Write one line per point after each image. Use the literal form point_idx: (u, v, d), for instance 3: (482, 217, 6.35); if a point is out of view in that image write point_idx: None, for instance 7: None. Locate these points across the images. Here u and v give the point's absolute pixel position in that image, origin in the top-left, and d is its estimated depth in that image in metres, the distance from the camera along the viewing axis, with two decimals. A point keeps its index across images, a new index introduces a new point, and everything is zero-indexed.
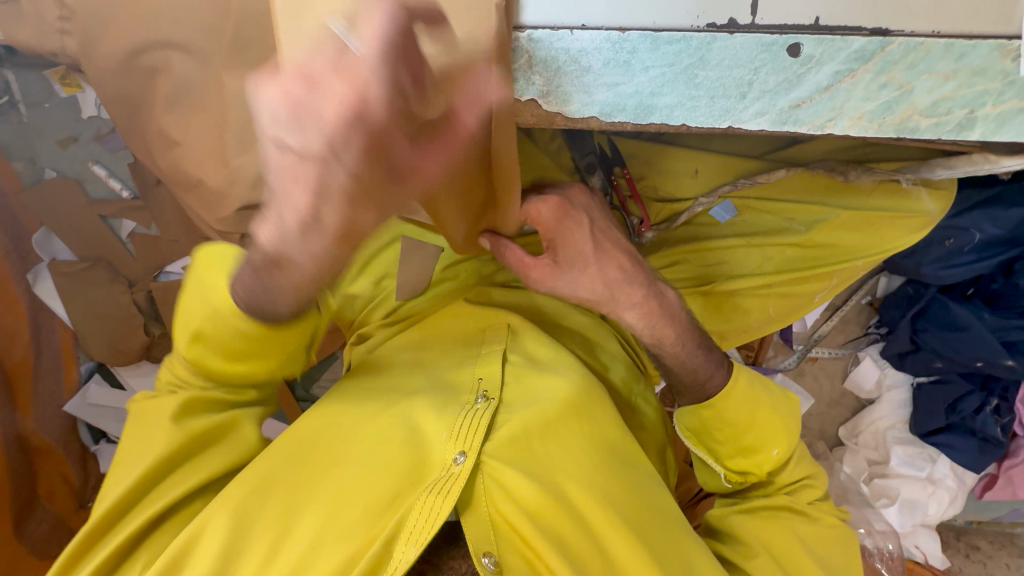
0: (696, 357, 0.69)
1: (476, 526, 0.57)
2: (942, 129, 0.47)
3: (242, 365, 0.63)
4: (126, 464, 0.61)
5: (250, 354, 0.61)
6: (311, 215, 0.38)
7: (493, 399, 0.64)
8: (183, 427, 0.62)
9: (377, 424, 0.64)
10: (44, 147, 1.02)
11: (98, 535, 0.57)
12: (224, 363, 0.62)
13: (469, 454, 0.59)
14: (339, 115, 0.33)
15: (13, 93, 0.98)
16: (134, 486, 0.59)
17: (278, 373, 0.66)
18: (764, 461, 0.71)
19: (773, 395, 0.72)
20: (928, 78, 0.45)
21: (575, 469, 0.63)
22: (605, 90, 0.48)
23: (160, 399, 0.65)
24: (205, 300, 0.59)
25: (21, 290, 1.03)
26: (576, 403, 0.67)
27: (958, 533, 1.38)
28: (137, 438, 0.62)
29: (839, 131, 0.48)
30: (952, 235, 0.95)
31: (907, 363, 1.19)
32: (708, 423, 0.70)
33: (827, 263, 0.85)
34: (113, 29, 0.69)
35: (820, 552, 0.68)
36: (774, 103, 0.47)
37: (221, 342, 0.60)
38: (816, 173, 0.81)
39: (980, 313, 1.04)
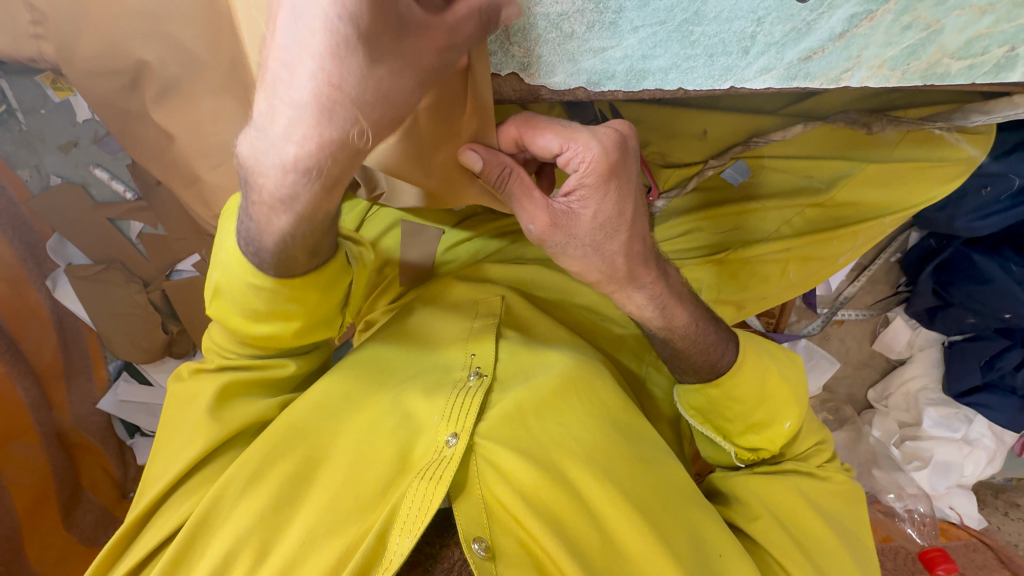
0: (708, 334, 0.65)
1: (468, 511, 0.57)
2: (976, 72, 0.42)
3: (261, 327, 0.59)
4: (160, 464, 0.64)
5: (273, 312, 0.57)
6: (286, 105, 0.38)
7: (485, 376, 0.65)
8: (222, 421, 0.63)
9: (369, 413, 0.64)
10: (46, 154, 1.02)
11: (142, 522, 0.63)
12: (246, 323, 0.59)
13: (461, 436, 0.59)
14: None
15: (9, 102, 0.95)
16: (165, 489, 0.62)
17: (308, 336, 0.62)
18: (776, 434, 0.67)
19: (781, 363, 0.69)
20: (961, 14, 0.39)
21: (574, 446, 0.61)
22: (591, 57, 0.44)
23: (200, 382, 0.66)
24: (220, 252, 0.57)
25: (42, 295, 1.06)
26: (573, 379, 0.65)
27: (996, 491, 1.33)
28: (174, 427, 0.65)
29: (856, 83, 0.43)
30: (989, 183, 0.87)
31: (937, 320, 1.14)
32: (717, 400, 0.67)
33: (849, 223, 0.80)
34: (83, 25, 0.66)
35: (834, 513, 0.67)
36: (781, 56, 0.42)
37: (239, 299, 0.56)
38: (836, 126, 0.75)
39: (1007, 264, 0.96)
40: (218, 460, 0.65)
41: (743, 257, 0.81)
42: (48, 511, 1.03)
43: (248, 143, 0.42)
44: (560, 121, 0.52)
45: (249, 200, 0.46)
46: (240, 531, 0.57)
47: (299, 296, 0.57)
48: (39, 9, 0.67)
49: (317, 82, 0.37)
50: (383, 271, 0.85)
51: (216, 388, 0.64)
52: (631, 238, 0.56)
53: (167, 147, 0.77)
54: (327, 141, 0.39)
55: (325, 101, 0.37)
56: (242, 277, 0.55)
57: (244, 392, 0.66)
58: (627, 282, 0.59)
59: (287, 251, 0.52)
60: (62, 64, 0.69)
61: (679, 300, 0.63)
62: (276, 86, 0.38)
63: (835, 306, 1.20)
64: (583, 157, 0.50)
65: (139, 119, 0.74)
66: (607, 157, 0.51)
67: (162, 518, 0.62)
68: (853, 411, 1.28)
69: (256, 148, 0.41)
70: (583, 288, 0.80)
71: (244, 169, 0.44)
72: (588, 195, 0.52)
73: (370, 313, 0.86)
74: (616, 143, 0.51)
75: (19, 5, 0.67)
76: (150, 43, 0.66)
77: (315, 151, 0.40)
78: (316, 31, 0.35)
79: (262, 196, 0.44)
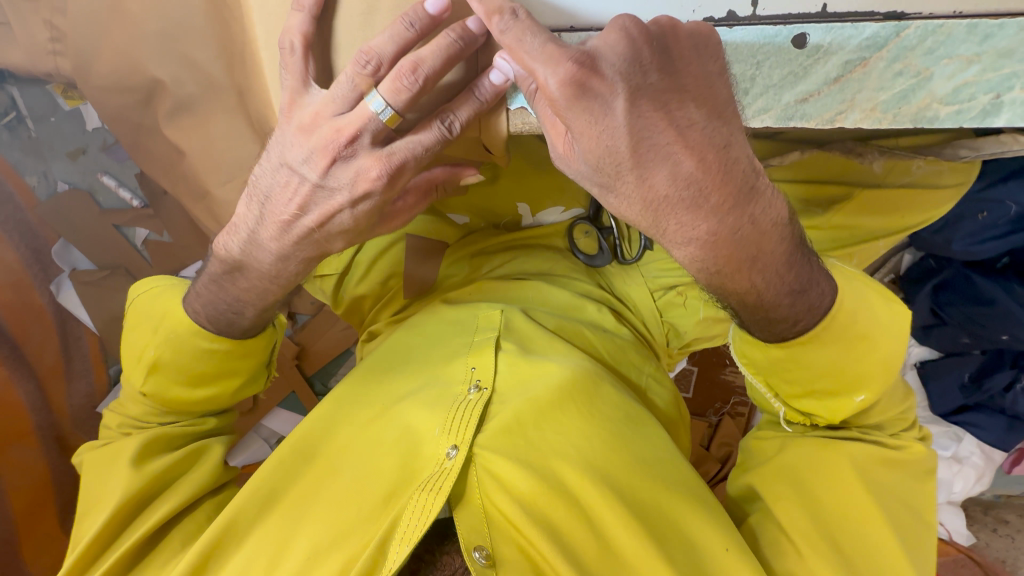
0: (784, 288, 0.53)
1: (468, 521, 0.59)
2: (963, 117, 0.44)
3: (206, 390, 0.68)
4: (89, 517, 0.62)
5: (217, 375, 0.67)
6: (276, 229, 0.57)
7: (485, 389, 0.66)
8: (140, 470, 0.64)
9: (371, 431, 0.66)
10: (55, 162, 1.04)
11: (82, 567, 0.60)
12: (187, 390, 0.67)
13: (461, 448, 0.60)
14: (325, 166, 0.53)
15: (19, 109, 1.00)
16: (97, 536, 0.60)
17: (238, 396, 0.71)
18: (843, 406, 0.60)
19: (874, 321, 0.58)
20: (949, 63, 0.42)
21: (574, 454, 0.63)
22: None
23: (121, 443, 0.68)
24: (158, 328, 0.66)
25: (45, 299, 1.05)
26: (574, 387, 0.67)
27: (985, 507, 1.35)
28: (103, 478, 0.65)
29: (850, 125, 0.45)
30: (986, 208, 0.87)
31: (932, 337, 1.15)
32: (777, 362, 0.59)
33: (851, 244, 0.80)
34: (102, 43, 0.68)
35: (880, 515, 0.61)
36: (779, 98, 0.44)
37: (182, 367, 0.66)
38: (832, 155, 0.77)
39: (1010, 285, 0.96)
40: (152, 502, 0.64)
41: None
42: (47, 516, 0.99)
43: (269, 238, 0.58)
44: (532, 30, 0.41)
45: (243, 280, 0.62)
46: (262, 535, 0.61)
47: (244, 353, 0.67)
48: (59, 27, 0.68)
49: (306, 210, 0.56)
50: (388, 282, 0.89)
51: (139, 442, 0.66)
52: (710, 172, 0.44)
53: (178, 162, 0.79)
54: (298, 248, 0.59)
55: (300, 232, 0.57)
56: (198, 342, 0.65)
57: (167, 447, 0.69)
58: None
59: (263, 316, 0.66)
60: (79, 80, 0.71)
61: (746, 265, 0.49)
62: (358, 203, 0.55)
63: None
64: (547, 86, 0.41)
65: (152, 135, 0.76)
66: (573, 89, 0.41)
67: (108, 557, 0.60)
68: None
69: (278, 242, 0.58)
70: (585, 304, 0.83)
71: (251, 256, 0.60)
72: (653, 158, 0.43)
73: (373, 323, 0.92)
74: (591, 74, 0.41)
75: (38, 22, 0.69)
76: (164, 63, 0.68)
77: (283, 259, 0.60)
78: (311, 182, 0.54)
79: (266, 273, 0.61)
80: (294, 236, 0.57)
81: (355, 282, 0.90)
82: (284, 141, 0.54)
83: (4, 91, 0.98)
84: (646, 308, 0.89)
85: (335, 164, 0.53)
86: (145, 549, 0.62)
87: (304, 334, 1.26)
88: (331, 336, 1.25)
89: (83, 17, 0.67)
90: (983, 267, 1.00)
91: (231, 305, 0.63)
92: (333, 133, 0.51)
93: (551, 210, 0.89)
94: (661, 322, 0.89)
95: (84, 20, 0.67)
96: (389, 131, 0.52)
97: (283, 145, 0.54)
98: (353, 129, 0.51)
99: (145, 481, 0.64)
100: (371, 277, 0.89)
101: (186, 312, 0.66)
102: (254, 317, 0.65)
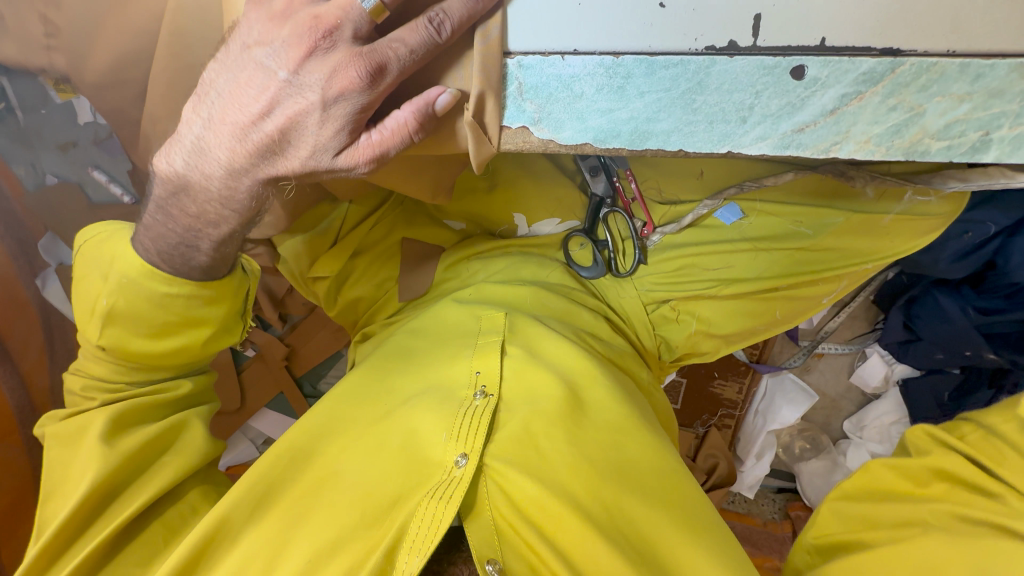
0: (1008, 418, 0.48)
1: (478, 534, 0.60)
2: (954, 152, 0.45)
3: (169, 340, 0.66)
4: (59, 499, 0.61)
5: (182, 325, 0.66)
6: (229, 138, 0.53)
7: (491, 395, 0.67)
8: (113, 448, 0.63)
9: (376, 433, 0.68)
10: (44, 153, 1.00)
11: (49, 555, 0.59)
12: (150, 340, 0.66)
13: (471, 456, 0.62)
14: (290, 59, 0.47)
15: (9, 99, 0.93)
16: (66, 522, 0.59)
17: (212, 346, 0.70)
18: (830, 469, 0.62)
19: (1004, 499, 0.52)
20: (941, 100, 0.43)
21: (586, 466, 0.63)
22: (599, 116, 0.45)
23: (89, 416, 0.66)
24: (111, 277, 0.63)
25: (31, 293, 1.05)
26: (570, 400, 0.68)
27: None
28: (74, 460, 0.63)
29: (844, 155, 0.45)
30: (970, 229, 0.86)
31: (909, 355, 1.13)
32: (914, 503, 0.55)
33: (835, 267, 0.82)
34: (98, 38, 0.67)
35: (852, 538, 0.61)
36: (776, 127, 0.44)
37: (142, 317, 0.64)
38: (824, 176, 0.76)
39: (966, 306, 0.98)
40: (129, 486, 0.63)
41: (729, 296, 0.86)
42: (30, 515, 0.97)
43: (223, 148, 0.54)
44: None
45: (195, 194, 0.58)
46: (264, 533, 0.61)
47: (215, 300, 0.67)
48: (53, 21, 0.67)
49: (263, 115, 0.50)
50: (383, 286, 0.92)
51: (105, 419, 0.65)
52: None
53: None
54: (252, 164, 0.54)
55: (254, 141, 0.52)
56: (159, 288, 0.63)
57: (140, 419, 0.68)
58: None
59: (221, 250, 0.62)
60: (73, 74, 0.70)
61: None
62: (331, 106, 0.47)
63: (816, 339, 1.19)
64: None
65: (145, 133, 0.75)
66: None
67: (90, 538, 0.59)
68: (828, 441, 1.33)
69: (231, 152, 0.53)
70: (582, 311, 0.84)
71: (201, 167, 0.56)
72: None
73: (369, 324, 0.94)
74: None
75: (32, 16, 0.68)
76: (162, 64, 0.67)
77: (235, 176, 0.55)
78: (274, 81, 0.48)
79: (217, 192, 0.57)
80: (252, 146, 0.52)
81: (353, 280, 0.91)
82: (252, 29, 0.49)
83: None
84: (638, 320, 0.90)
85: (302, 60, 0.47)
86: (127, 532, 0.62)
87: (294, 335, 1.21)
88: (319, 340, 1.22)
89: (78, 11, 0.66)
90: (945, 286, 1.01)
91: (182, 224, 0.60)
92: (311, 20, 0.45)
93: (545, 221, 0.90)
94: (654, 334, 0.91)
95: (78, 14, 0.66)
96: (374, 28, 0.46)
97: (249, 35, 0.49)
98: (332, 14, 0.45)
99: (118, 462, 0.62)
100: (370, 278, 0.91)
101: (136, 251, 0.63)
102: (213, 241, 0.61)
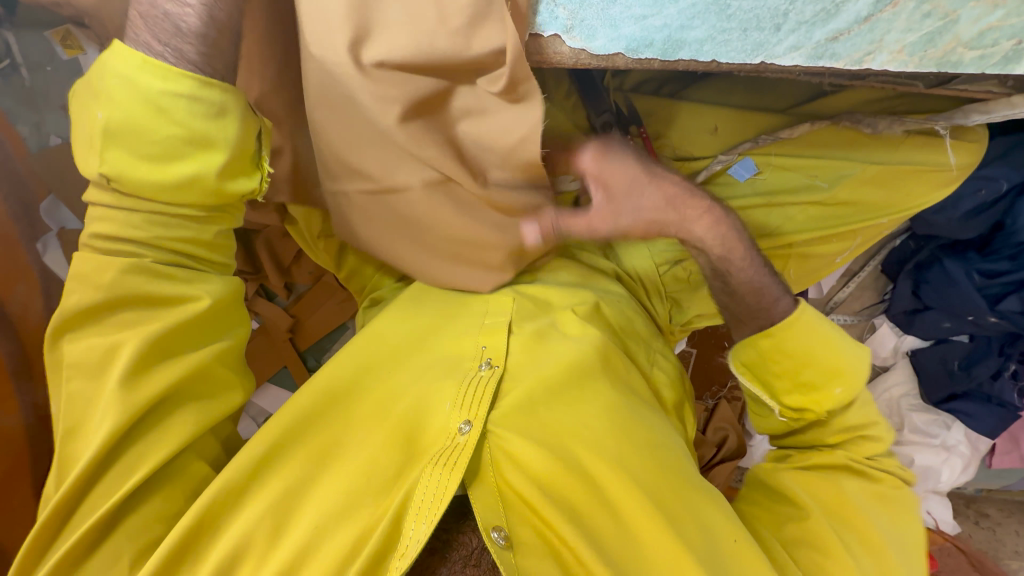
0: (763, 275, 0.66)
1: (482, 499, 0.55)
2: (986, 63, 0.45)
3: (179, 169, 0.53)
4: (74, 444, 0.52)
5: (183, 149, 0.52)
6: None
7: (497, 367, 0.62)
8: (135, 392, 0.53)
9: (380, 397, 0.61)
10: (50, 113, 0.99)
11: (61, 516, 0.51)
12: (156, 188, 0.53)
13: (475, 424, 0.57)
14: None
15: (13, 56, 0.94)
16: (84, 472, 0.50)
17: (223, 194, 0.56)
18: (825, 397, 0.66)
19: (838, 332, 0.66)
20: (976, 6, 0.42)
21: (588, 433, 0.60)
22: (632, 23, 0.45)
23: (100, 330, 0.54)
24: (109, 103, 0.50)
25: (31, 259, 0.95)
26: (581, 367, 0.64)
27: (967, 501, 1.38)
28: (79, 406, 0.53)
29: (876, 67, 0.46)
30: (984, 186, 0.86)
31: (915, 323, 1.14)
32: (768, 354, 0.67)
33: (849, 222, 0.82)
34: None
35: (886, 520, 0.64)
36: (811, 35, 0.44)
37: (141, 134, 0.50)
38: (842, 127, 0.77)
39: (971, 270, 0.99)
40: (150, 433, 0.54)
41: None
42: None
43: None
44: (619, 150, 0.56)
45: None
46: (261, 498, 0.54)
47: (222, 115, 0.53)
48: None
49: None
50: None
51: (137, 343, 0.53)
52: (662, 183, 0.59)
53: None
54: None
55: None
56: (160, 129, 0.51)
57: (174, 348, 0.56)
58: (678, 223, 0.62)
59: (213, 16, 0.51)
60: (100, 13, 0.71)
61: (742, 244, 0.65)
62: None
63: (825, 309, 1.22)
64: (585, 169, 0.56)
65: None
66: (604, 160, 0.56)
67: (108, 495, 0.51)
68: None
69: None
70: (595, 275, 0.80)
71: None
72: (602, 178, 0.55)
73: (376, 290, 0.90)
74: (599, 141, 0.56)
75: None
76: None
77: None
78: None
79: None
80: None
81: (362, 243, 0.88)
82: None
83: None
84: (650, 280, 0.88)
85: None
86: (145, 490, 0.54)
87: (299, 306, 1.20)
88: (325, 309, 1.22)
89: None
90: (953, 249, 1.03)
91: (161, 23, 0.50)
92: None
93: None
94: (664, 296, 0.89)
95: None
96: None
97: None
98: None
99: (142, 406, 0.53)
100: None
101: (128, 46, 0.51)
102: (201, 18, 0.51)
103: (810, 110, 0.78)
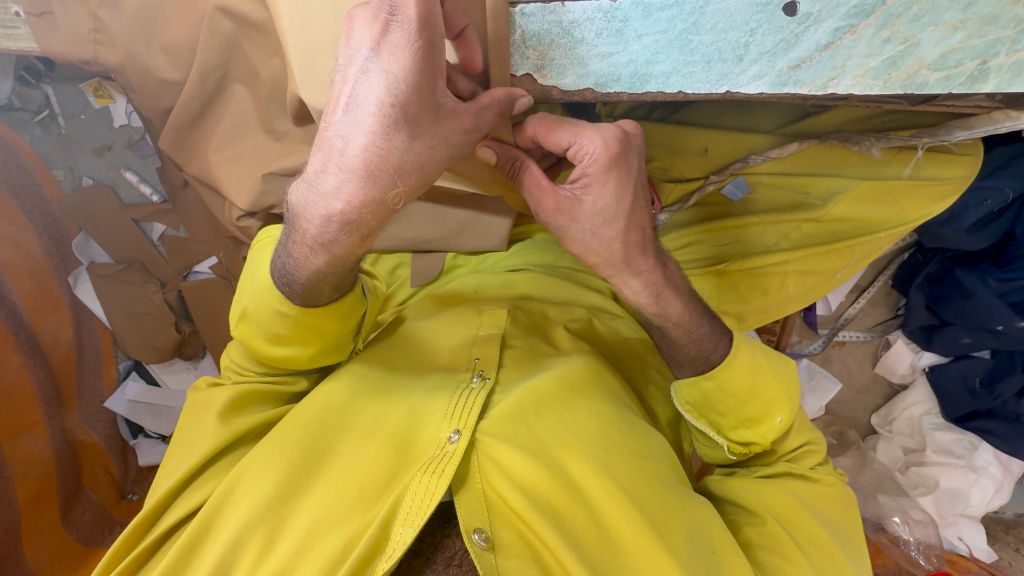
0: (701, 327, 0.63)
1: (468, 503, 0.56)
2: (952, 83, 0.44)
3: (281, 349, 0.63)
4: (174, 461, 0.63)
5: (296, 338, 0.62)
6: None
7: (489, 379, 0.63)
8: (228, 425, 0.63)
9: (378, 411, 0.63)
10: (82, 157, 1.07)
11: (150, 521, 0.61)
12: (267, 346, 0.63)
13: (463, 432, 0.57)
14: None
15: (52, 106, 1.03)
16: (178, 482, 0.61)
17: (317, 361, 0.67)
18: (767, 430, 0.65)
19: (773, 359, 0.66)
20: (935, 30, 0.42)
21: (576, 443, 0.60)
22: (599, 61, 0.48)
23: (211, 391, 0.66)
24: (255, 278, 0.61)
25: (64, 291, 1.07)
26: (571, 381, 0.65)
27: (1006, 526, 1.31)
28: (188, 430, 0.64)
29: (841, 90, 0.46)
30: (989, 196, 0.85)
31: (933, 340, 1.11)
32: (710, 395, 0.64)
33: (848, 237, 0.82)
34: (152, 38, 0.76)
35: (827, 517, 0.64)
36: (773, 64, 0.45)
37: (269, 326, 0.61)
38: (829, 146, 0.78)
39: (986, 278, 0.97)
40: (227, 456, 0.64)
41: (746, 269, 0.84)
42: (49, 505, 1.01)
43: (362, 34, 0.40)
44: (632, 159, 0.51)
45: (393, 81, 0.41)
46: (254, 499, 0.56)
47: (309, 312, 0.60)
48: (104, 20, 0.75)
49: None
50: (396, 273, 0.88)
51: (229, 394, 0.64)
52: (630, 227, 0.54)
53: (201, 150, 0.82)
54: None
55: None
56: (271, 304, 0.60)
57: (255, 402, 0.67)
58: (623, 267, 0.57)
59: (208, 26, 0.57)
60: (125, 68, 0.78)
61: (675, 289, 0.61)
62: None
63: (835, 326, 1.20)
64: (589, 150, 0.49)
65: (190, 124, 0.79)
66: (610, 151, 0.49)
67: (181, 503, 0.61)
68: (856, 436, 1.28)
69: None
70: (588, 291, 0.81)
71: None
72: (591, 182, 0.50)
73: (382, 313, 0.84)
74: (620, 135, 0.49)
75: (83, 14, 0.76)
76: (211, 50, 0.72)
77: None
78: None
79: None
80: None
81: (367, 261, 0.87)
82: None
83: (40, 90, 1.02)
84: None
85: None
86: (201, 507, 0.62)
87: None
88: None
89: (131, 16, 0.74)
90: (965, 262, 1.00)
91: (316, 206, 0.47)
92: None
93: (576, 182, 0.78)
94: None
95: (133, 18, 0.74)
96: None
97: None
98: None
99: (229, 438, 0.62)
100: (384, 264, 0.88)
101: None
102: None
103: (801, 130, 0.78)
